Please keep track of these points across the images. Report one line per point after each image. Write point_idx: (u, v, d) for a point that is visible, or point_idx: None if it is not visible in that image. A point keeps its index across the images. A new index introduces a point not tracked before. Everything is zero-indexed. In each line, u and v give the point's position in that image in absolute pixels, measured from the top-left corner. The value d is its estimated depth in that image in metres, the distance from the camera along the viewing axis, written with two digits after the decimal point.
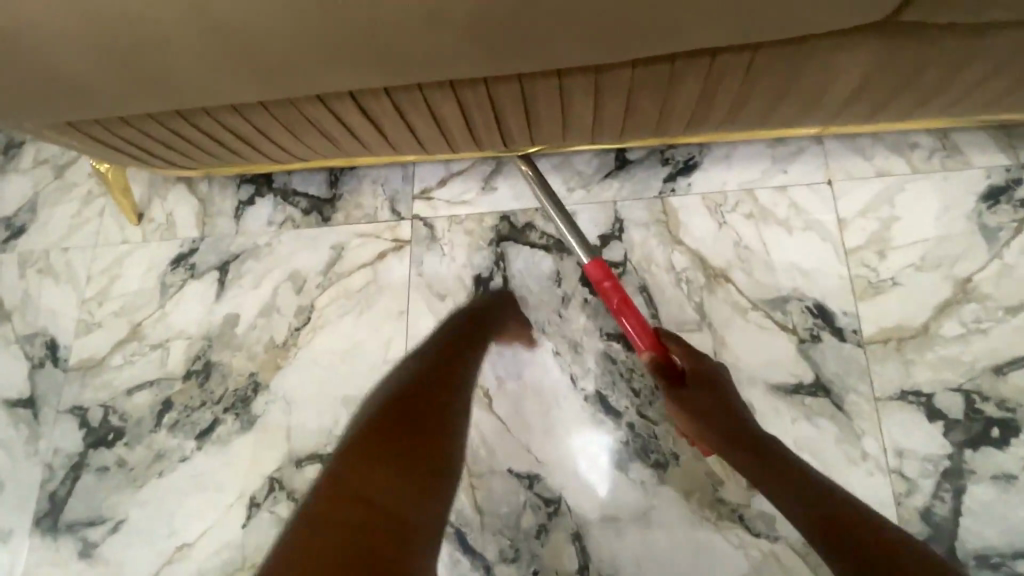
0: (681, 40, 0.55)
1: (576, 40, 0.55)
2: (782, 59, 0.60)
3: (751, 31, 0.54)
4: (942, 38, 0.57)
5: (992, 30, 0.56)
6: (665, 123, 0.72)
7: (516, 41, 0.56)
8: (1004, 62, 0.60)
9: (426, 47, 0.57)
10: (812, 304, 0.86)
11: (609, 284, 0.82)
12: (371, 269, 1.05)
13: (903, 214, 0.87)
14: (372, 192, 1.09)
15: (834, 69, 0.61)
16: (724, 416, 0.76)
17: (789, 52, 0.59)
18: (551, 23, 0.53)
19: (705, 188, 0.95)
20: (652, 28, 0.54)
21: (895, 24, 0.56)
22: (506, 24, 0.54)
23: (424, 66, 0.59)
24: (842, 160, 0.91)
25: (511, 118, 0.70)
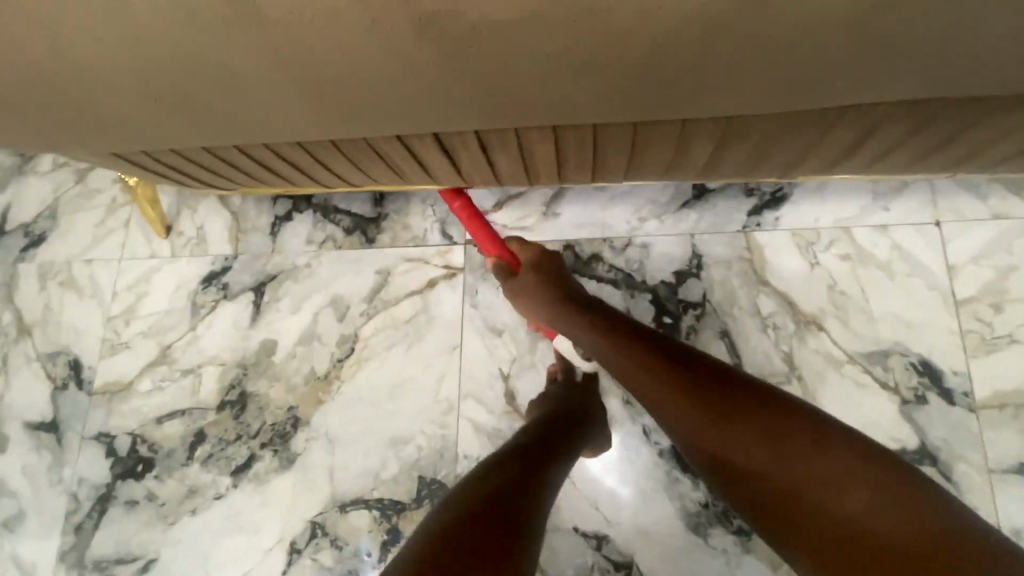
0: (846, 83, 0.47)
1: (718, 77, 0.47)
2: (954, 112, 0.51)
3: (925, 77, 0.46)
4: None
5: None
6: (790, 170, 0.62)
7: (643, 82, 0.48)
8: None
9: (541, 81, 0.48)
10: (917, 360, 0.78)
11: (457, 205, 0.84)
12: (421, 298, 0.97)
13: (1023, 264, 0.79)
14: (421, 213, 1.01)
15: (1012, 124, 0.52)
16: (557, 292, 0.78)
17: (966, 105, 0.50)
18: (698, 56, 0.45)
19: (795, 224, 0.86)
20: (811, 72, 0.46)
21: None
22: (643, 59, 0.46)
23: (530, 102, 0.51)
24: (952, 198, 0.82)
25: (613, 159, 0.61)
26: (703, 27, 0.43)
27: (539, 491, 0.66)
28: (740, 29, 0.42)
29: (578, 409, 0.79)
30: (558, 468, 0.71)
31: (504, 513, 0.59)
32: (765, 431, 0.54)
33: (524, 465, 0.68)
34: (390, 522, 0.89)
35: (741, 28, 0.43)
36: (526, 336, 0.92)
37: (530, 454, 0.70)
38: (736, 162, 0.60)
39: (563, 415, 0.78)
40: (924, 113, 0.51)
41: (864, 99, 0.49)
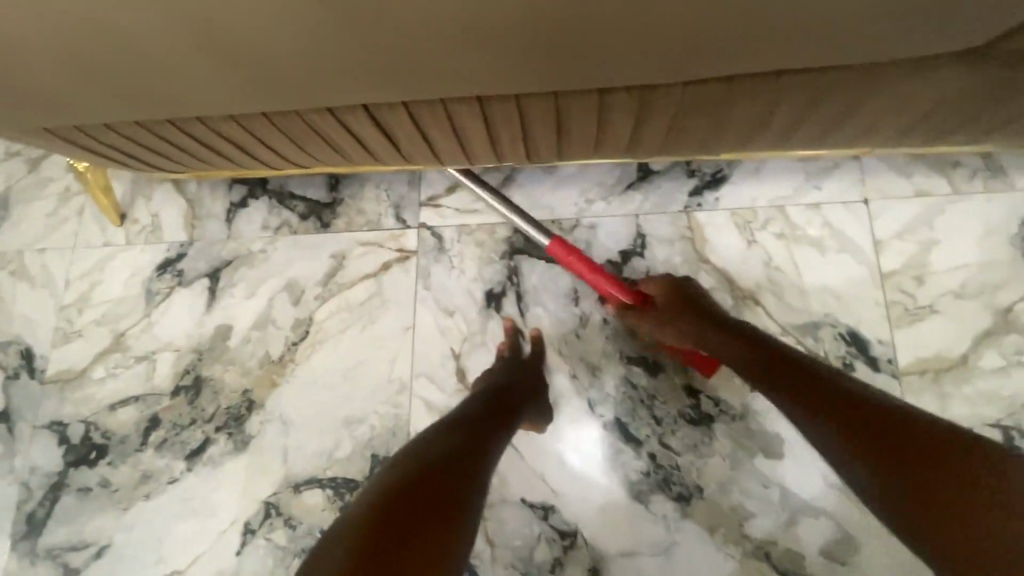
0: (745, 54, 0.49)
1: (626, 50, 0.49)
2: (850, 83, 0.54)
3: (815, 48, 0.49)
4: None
5: None
6: (709, 144, 0.65)
7: (554, 53, 0.50)
8: None
9: (454, 52, 0.50)
10: (845, 331, 0.82)
11: (575, 258, 0.82)
12: (374, 281, 0.98)
13: (943, 238, 0.83)
14: (375, 197, 1.02)
15: (907, 93, 0.55)
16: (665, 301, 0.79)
17: (860, 76, 0.53)
18: (605, 29, 0.47)
19: (734, 203, 0.90)
20: (705, 42, 0.48)
21: (989, 53, 0.50)
22: (552, 32, 0.48)
23: (450, 76, 0.53)
24: (879, 177, 0.86)
25: (540, 134, 0.63)
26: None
27: (476, 457, 0.69)
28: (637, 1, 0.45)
29: (518, 383, 0.83)
30: (497, 436, 0.74)
31: (436, 478, 0.63)
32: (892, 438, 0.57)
33: (465, 438, 0.71)
34: (343, 500, 0.90)
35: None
36: (477, 317, 0.94)
37: (473, 423, 0.74)
38: (658, 137, 0.63)
39: (506, 386, 0.81)
40: (821, 84, 0.54)
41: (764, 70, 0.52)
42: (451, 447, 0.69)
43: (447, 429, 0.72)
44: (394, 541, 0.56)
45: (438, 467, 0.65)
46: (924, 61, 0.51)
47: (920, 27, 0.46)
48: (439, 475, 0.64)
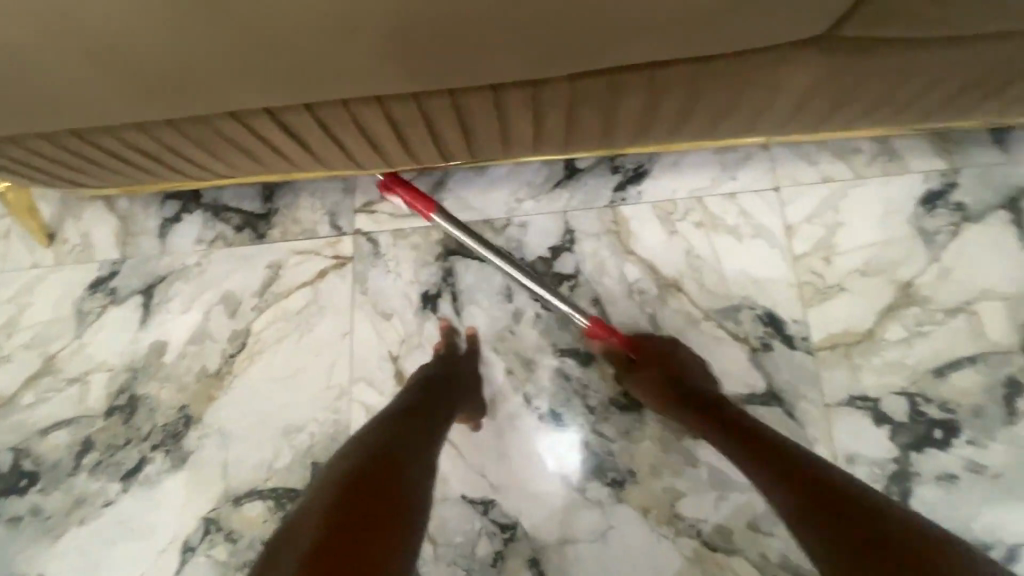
0: (618, 51, 0.52)
1: (506, 49, 0.51)
2: (724, 74, 0.56)
3: (680, 44, 0.51)
4: (886, 55, 0.54)
5: (937, 44, 0.53)
6: (608, 135, 0.67)
7: (437, 54, 0.52)
8: (940, 78, 0.57)
9: (342, 53, 0.52)
10: (762, 312, 0.86)
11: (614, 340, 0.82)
12: (311, 289, 0.99)
13: (848, 220, 0.88)
14: (310, 206, 1.03)
15: (780, 82, 0.57)
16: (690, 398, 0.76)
17: (731, 65, 0.55)
18: (477, 29, 0.49)
19: (655, 196, 0.93)
20: (576, 40, 0.50)
21: (832, 40, 0.52)
22: (431, 33, 0.50)
23: (353, 76, 0.54)
24: (788, 166, 0.91)
25: (448, 132, 0.65)
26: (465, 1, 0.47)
27: (421, 449, 0.71)
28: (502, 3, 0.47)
29: (458, 372, 0.86)
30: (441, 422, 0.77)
31: (387, 472, 0.64)
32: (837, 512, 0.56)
33: (411, 429, 0.72)
34: (284, 510, 0.90)
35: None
36: (414, 318, 0.95)
37: (416, 414, 0.75)
38: (560, 130, 0.65)
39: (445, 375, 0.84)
40: (700, 75, 0.56)
41: (632, 61, 0.53)
42: (399, 440, 0.70)
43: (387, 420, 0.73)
44: (358, 534, 0.56)
45: (386, 458, 0.66)
46: (778, 48, 0.53)
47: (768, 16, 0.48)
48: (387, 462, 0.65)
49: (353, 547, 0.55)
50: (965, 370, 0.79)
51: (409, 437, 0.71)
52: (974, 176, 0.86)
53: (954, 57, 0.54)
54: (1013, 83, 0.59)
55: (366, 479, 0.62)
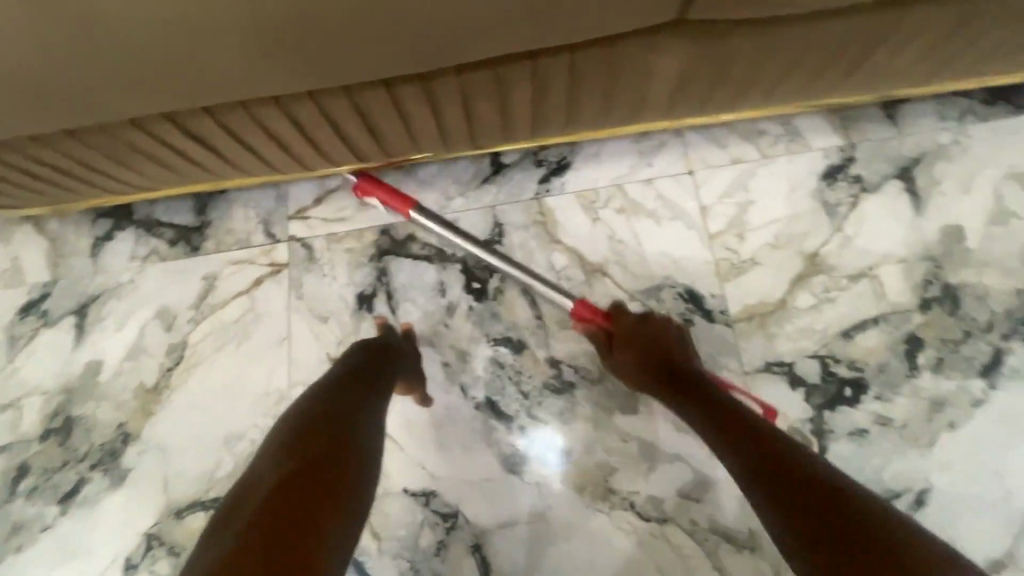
0: (492, 46, 0.54)
1: (388, 46, 0.53)
2: (599, 61, 0.59)
3: (548, 36, 0.54)
4: (745, 35, 0.57)
5: (790, 24, 0.56)
6: (509, 126, 0.70)
7: (319, 59, 0.54)
8: (801, 55, 0.61)
9: (228, 62, 0.53)
10: (682, 290, 0.90)
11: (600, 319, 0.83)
12: (247, 297, 0.99)
13: (756, 198, 0.92)
14: (243, 216, 1.03)
15: (655, 66, 0.61)
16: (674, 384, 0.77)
17: (603, 52, 0.58)
18: (353, 36, 0.51)
19: (578, 186, 0.97)
20: (449, 39, 0.53)
21: (691, 23, 0.56)
22: (309, 40, 0.52)
23: (252, 73, 0.55)
24: (700, 150, 0.95)
25: (352, 131, 0.67)
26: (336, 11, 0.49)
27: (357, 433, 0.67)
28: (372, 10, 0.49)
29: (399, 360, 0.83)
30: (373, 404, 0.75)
31: (323, 464, 0.60)
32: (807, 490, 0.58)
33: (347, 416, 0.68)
34: None
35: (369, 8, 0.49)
36: (350, 319, 0.96)
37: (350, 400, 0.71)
38: (461, 124, 0.68)
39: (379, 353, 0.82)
40: (577, 62, 0.59)
41: (509, 53, 0.56)
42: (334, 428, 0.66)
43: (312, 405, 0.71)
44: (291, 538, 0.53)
45: (320, 450, 0.62)
46: (646, 33, 0.57)
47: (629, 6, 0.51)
48: (314, 443, 0.63)
49: (290, 547, 0.52)
50: (870, 331, 0.84)
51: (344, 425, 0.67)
52: (869, 150, 0.92)
53: (808, 35, 0.58)
54: (877, 55, 0.63)
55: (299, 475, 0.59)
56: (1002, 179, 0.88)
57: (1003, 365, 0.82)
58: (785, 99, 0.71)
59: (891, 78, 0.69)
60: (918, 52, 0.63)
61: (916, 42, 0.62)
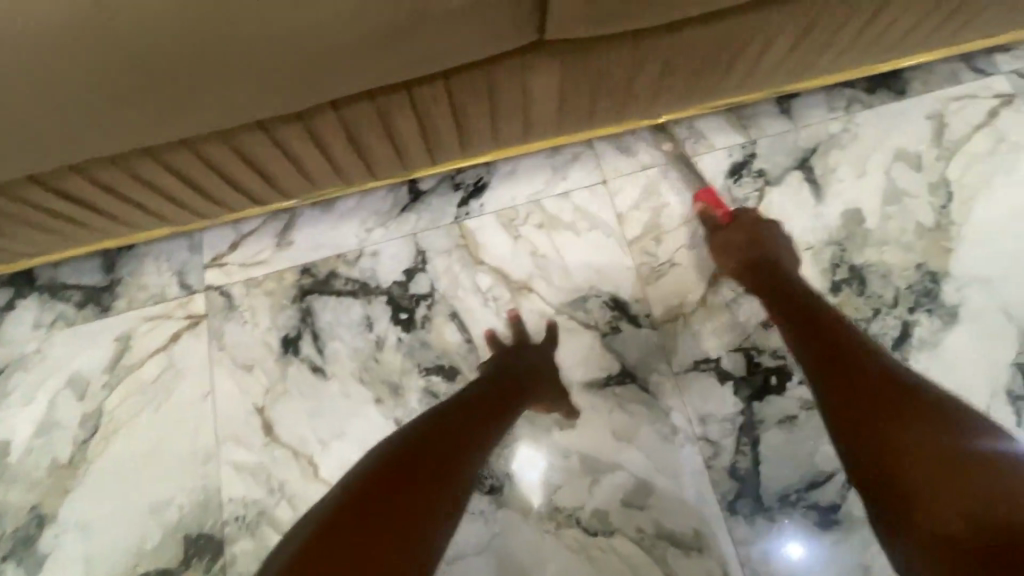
0: (356, 71, 0.55)
1: (321, 55, 0.52)
2: (473, 84, 0.62)
3: (410, 58, 0.55)
4: (606, 49, 0.60)
5: (646, 35, 0.59)
6: (404, 157, 0.72)
7: (179, 98, 0.54)
8: (667, 66, 0.65)
9: (87, 109, 0.53)
10: (608, 298, 0.91)
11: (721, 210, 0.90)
12: (165, 354, 0.95)
13: (669, 201, 0.95)
14: (156, 269, 0.99)
15: (530, 87, 0.64)
16: (778, 288, 0.82)
17: (474, 76, 0.61)
18: (210, 72, 0.52)
19: (497, 206, 0.97)
20: (309, 69, 0.54)
21: (552, 43, 0.59)
22: (167, 79, 0.52)
23: (169, 113, 0.56)
24: (612, 159, 0.97)
25: (240, 174, 0.68)
26: (187, 48, 0.50)
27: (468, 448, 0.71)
28: (223, 43, 0.50)
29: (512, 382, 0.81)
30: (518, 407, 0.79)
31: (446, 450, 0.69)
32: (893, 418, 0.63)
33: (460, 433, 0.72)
34: None
35: (218, 38, 0.50)
36: (276, 365, 0.93)
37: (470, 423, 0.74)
38: (352, 158, 0.70)
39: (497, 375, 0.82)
40: (451, 88, 0.62)
41: (382, 84, 0.58)
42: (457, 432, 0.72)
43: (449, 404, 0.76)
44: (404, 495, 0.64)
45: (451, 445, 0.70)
46: (516, 54, 0.60)
47: (484, 24, 0.53)
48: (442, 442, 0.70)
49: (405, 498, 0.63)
50: None
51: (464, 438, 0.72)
52: (769, 145, 0.95)
53: (666, 47, 0.61)
54: (744, 56, 0.66)
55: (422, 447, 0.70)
56: (892, 161, 0.93)
57: (910, 338, 0.86)
58: (682, 102, 0.74)
59: (767, 73, 0.71)
60: (783, 48, 0.66)
61: (781, 36, 0.64)
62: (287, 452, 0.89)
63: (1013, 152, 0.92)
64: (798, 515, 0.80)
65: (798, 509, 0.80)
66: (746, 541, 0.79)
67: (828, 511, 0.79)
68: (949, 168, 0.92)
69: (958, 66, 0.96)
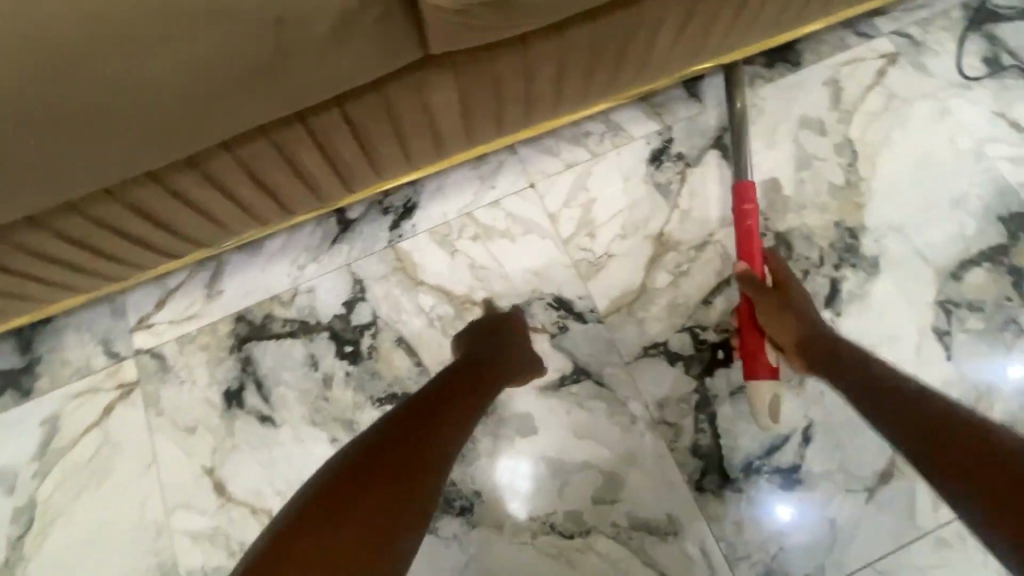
0: (255, 103, 0.54)
1: (219, 80, 0.51)
2: (371, 109, 0.62)
3: (308, 87, 0.55)
4: (498, 57, 0.61)
5: (535, 39, 0.60)
6: (316, 190, 0.71)
7: (145, 121, 0.52)
8: (564, 67, 0.66)
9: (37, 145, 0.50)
10: (551, 299, 0.91)
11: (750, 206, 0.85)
12: (99, 430, 0.89)
13: (597, 195, 0.96)
14: (77, 341, 0.92)
15: (431, 103, 0.64)
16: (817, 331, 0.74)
17: (371, 100, 0.61)
18: (177, 85, 0.50)
19: (429, 224, 0.96)
20: (221, 100, 0.52)
21: (442, 58, 0.59)
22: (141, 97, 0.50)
23: (134, 139, 0.53)
24: (536, 162, 0.97)
25: (143, 231, 0.66)
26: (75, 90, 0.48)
27: (440, 429, 0.63)
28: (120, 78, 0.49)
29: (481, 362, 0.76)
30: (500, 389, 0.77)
31: (418, 431, 0.62)
32: (921, 414, 0.58)
33: (431, 414, 0.65)
34: None
35: (181, 49, 0.49)
36: (221, 422, 0.88)
37: (438, 402, 0.67)
38: (261, 198, 0.68)
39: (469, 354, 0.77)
40: (349, 115, 0.61)
41: (277, 116, 0.57)
42: (435, 412, 0.65)
43: (440, 381, 0.71)
44: (370, 484, 0.55)
45: (424, 424, 0.63)
46: (408, 72, 0.60)
47: (364, 40, 0.53)
48: (413, 421, 0.63)
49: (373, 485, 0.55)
50: (725, 293, 0.89)
51: (437, 418, 0.64)
52: (683, 128, 0.98)
53: (557, 47, 0.62)
54: (635, 49, 0.67)
55: (392, 428, 0.61)
56: (798, 129, 0.97)
57: (841, 292, 0.90)
58: (587, 100, 0.74)
59: (662, 65, 0.73)
60: (671, 35, 0.67)
61: (664, 27, 0.65)
62: (244, 510, 0.85)
63: (904, 107, 0.98)
64: (763, 481, 0.81)
65: (762, 475, 0.81)
66: (718, 516, 0.80)
67: (790, 472, 0.81)
68: (850, 129, 0.97)
69: (843, 33, 1.02)
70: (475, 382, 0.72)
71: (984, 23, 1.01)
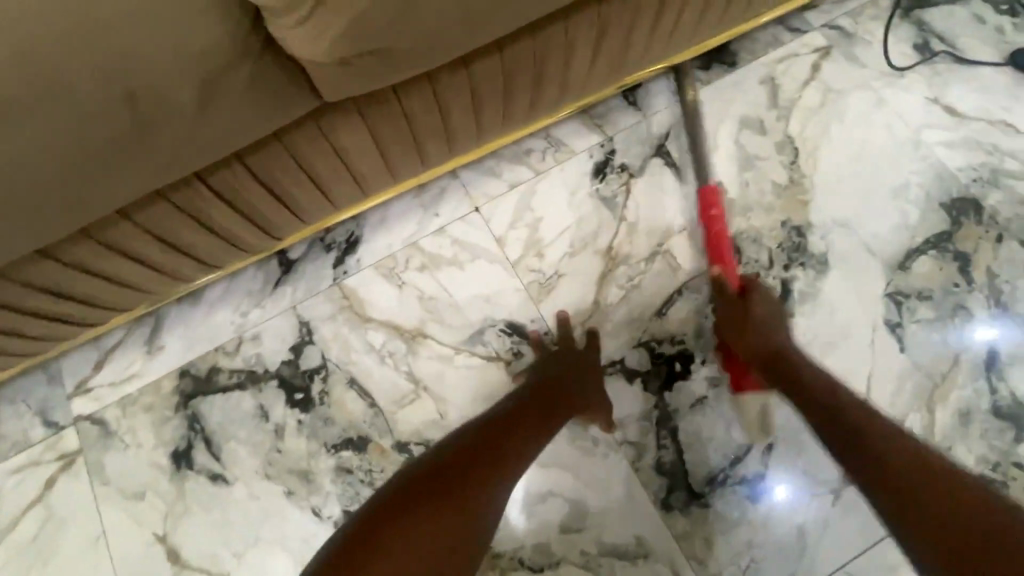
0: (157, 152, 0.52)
1: (114, 129, 0.49)
2: (278, 158, 0.62)
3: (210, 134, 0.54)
4: (403, 96, 0.61)
5: (439, 76, 0.61)
6: (233, 245, 0.69)
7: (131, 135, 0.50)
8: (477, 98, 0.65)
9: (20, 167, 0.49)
10: (504, 325, 0.90)
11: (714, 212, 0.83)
12: (42, 506, 0.84)
13: (543, 213, 0.94)
14: (10, 414, 0.87)
15: (343, 148, 0.64)
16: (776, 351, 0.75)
17: (278, 150, 0.61)
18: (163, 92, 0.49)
19: (374, 257, 0.93)
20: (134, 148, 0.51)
21: (344, 103, 0.60)
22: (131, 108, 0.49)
23: (125, 155, 0.51)
24: (478, 185, 0.95)
25: (47, 307, 0.63)
26: None
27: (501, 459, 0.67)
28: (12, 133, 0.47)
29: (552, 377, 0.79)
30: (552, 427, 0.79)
31: (477, 459, 0.66)
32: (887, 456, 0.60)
33: (493, 440, 0.69)
34: None
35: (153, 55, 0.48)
36: (171, 486, 0.85)
37: (502, 428, 0.71)
38: (171, 259, 0.66)
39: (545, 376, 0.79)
40: (253, 168, 0.61)
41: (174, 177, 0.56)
42: (495, 438, 0.69)
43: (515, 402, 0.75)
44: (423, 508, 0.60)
45: (482, 453, 0.67)
46: (313, 119, 0.60)
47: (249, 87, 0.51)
48: (476, 449, 0.67)
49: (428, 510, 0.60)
50: (677, 303, 0.88)
51: (498, 444, 0.69)
52: (625, 138, 0.97)
53: (465, 82, 0.62)
54: (547, 71, 0.66)
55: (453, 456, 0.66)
56: (738, 130, 0.97)
57: (792, 292, 0.89)
58: (508, 126, 0.73)
59: (582, 84, 0.72)
60: (585, 54, 0.66)
61: (576, 48, 0.64)
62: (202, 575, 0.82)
63: (841, 100, 0.98)
64: (730, 493, 0.80)
65: (727, 487, 0.80)
66: (687, 534, 0.79)
67: (755, 482, 0.80)
68: (790, 126, 0.97)
69: (776, 29, 1.01)
70: (546, 404, 0.75)
71: (912, 10, 1.01)
